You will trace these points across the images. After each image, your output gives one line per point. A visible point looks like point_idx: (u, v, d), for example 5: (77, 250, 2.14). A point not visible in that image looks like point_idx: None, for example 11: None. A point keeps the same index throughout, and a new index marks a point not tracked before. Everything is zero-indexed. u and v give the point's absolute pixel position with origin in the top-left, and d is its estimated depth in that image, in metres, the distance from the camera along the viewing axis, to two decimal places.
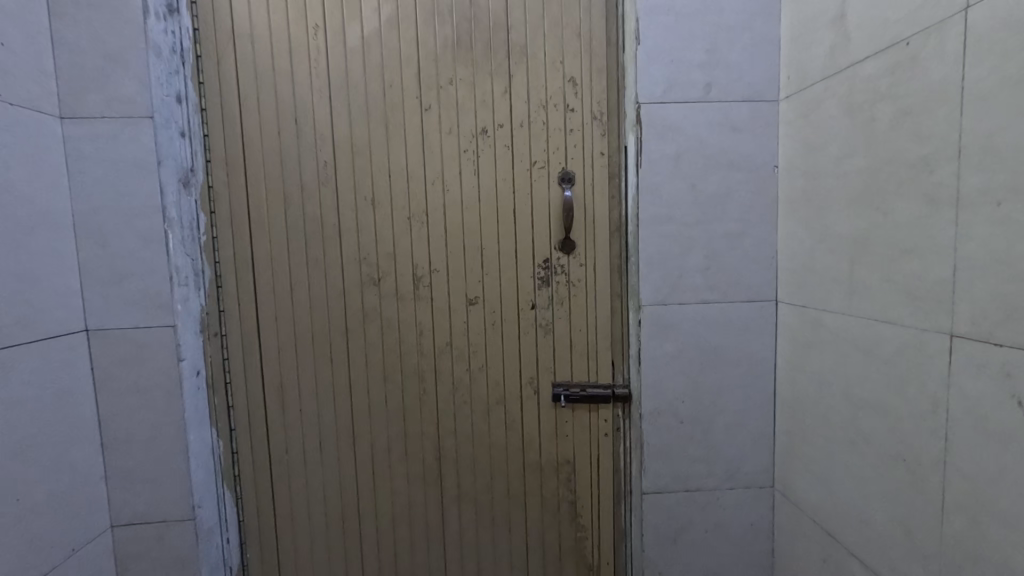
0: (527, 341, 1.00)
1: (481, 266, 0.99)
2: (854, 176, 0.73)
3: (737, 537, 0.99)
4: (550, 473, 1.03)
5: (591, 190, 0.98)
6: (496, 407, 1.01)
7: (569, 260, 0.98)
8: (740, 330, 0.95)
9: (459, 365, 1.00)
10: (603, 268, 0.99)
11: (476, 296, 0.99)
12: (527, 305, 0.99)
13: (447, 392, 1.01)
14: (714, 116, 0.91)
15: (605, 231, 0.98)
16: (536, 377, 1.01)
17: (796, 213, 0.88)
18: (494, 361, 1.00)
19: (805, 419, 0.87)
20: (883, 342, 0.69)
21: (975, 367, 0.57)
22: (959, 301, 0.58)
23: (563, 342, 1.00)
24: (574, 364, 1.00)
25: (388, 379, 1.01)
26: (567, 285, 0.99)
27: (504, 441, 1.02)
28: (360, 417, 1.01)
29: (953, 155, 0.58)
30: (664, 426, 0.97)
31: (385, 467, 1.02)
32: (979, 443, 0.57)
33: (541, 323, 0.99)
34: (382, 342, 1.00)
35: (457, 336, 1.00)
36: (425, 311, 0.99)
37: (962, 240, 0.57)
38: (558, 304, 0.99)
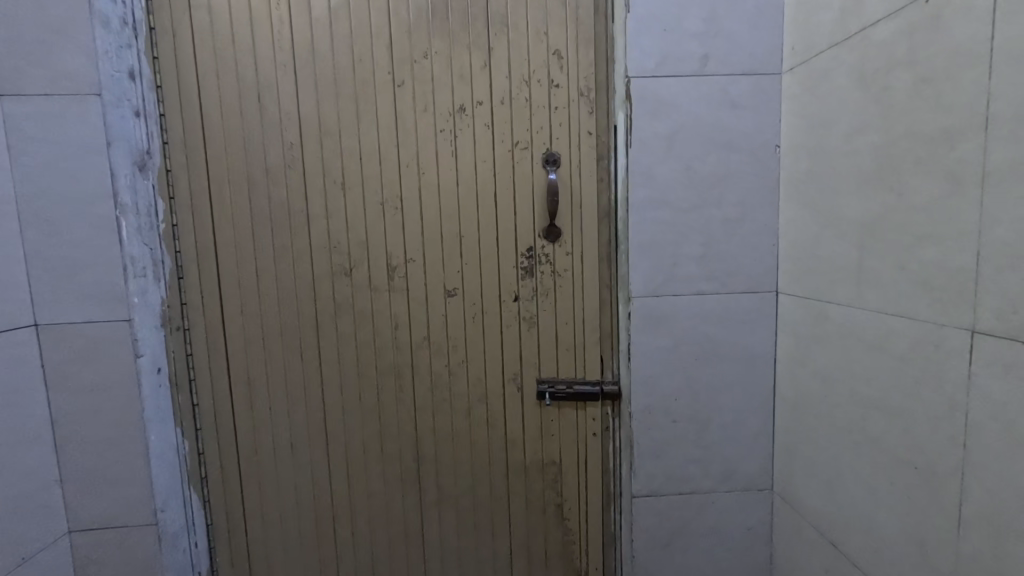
0: (509, 335, 0.94)
1: (460, 255, 0.92)
2: (865, 153, 0.66)
3: (733, 542, 0.93)
4: (536, 474, 0.97)
5: (578, 173, 0.90)
6: (477, 405, 0.95)
7: (555, 248, 0.91)
8: (738, 323, 0.89)
9: (438, 360, 0.94)
10: (591, 256, 0.92)
11: (455, 288, 0.93)
12: (510, 297, 0.93)
13: (425, 390, 0.95)
14: (711, 91, 0.84)
15: (593, 216, 0.91)
16: (520, 373, 0.94)
17: (800, 196, 0.80)
18: (475, 356, 0.94)
19: (807, 419, 0.81)
20: (895, 338, 0.62)
21: (1001, 367, 0.50)
22: (983, 292, 0.51)
23: (549, 336, 0.94)
24: (561, 359, 0.94)
25: (363, 376, 0.95)
26: (553, 275, 0.92)
27: (486, 441, 0.96)
28: (334, 416, 0.95)
29: (980, 126, 0.51)
30: (656, 425, 0.91)
31: (361, 467, 0.97)
32: (1003, 453, 0.50)
33: (525, 316, 0.93)
34: (355, 337, 0.94)
35: (435, 329, 0.94)
36: (401, 303, 0.93)
37: (988, 222, 0.50)
38: (542, 296, 0.92)
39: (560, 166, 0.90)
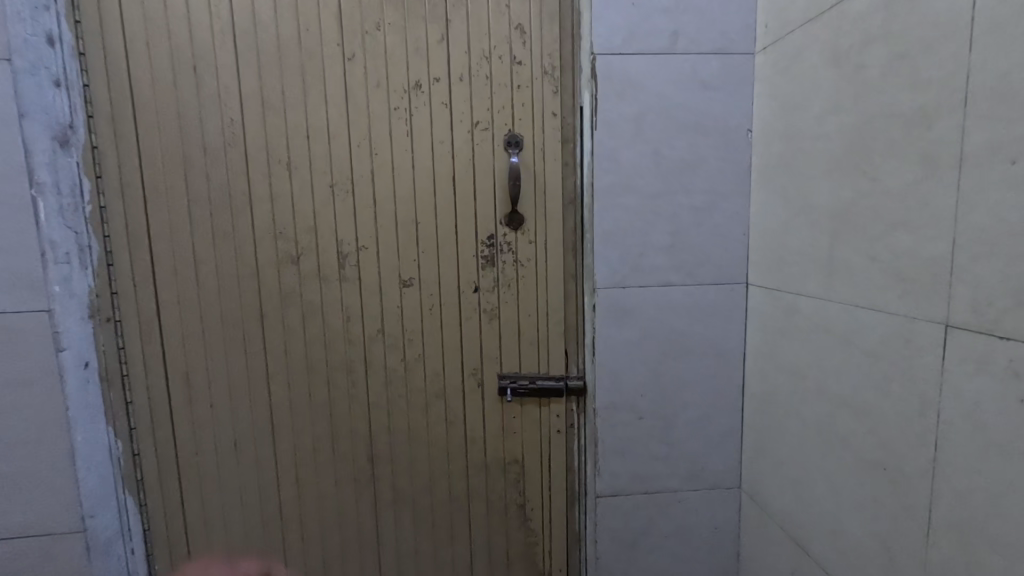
0: (469, 328, 0.88)
1: (416, 242, 0.86)
2: (837, 136, 0.62)
3: (700, 541, 0.90)
4: (497, 473, 0.92)
5: (541, 156, 0.85)
6: (435, 402, 0.90)
7: (518, 236, 0.86)
8: (707, 316, 0.85)
9: (392, 355, 0.88)
10: (556, 245, 0.87)
11: (411, 277, 0.87)
12: (470, 287, 0.87)
13: (380, 386, 0.89)
14: (680, 71, 0.79)
15: (558, 203, 0.86)
16: (480, 368, 0.89)
17: (771, 183, 0.77)
18: (433, 350, 0.89)
19: (776, 416, 0.78)
20: (865, 331, 0.59)
21: (975, 364, 0.47)
22: (958, 283, 0.48)
23: (511, 329, 0.88)
24: (523, 353, 0.89)
25: (313, 371, 0.88)
26: (515, 265, 0.87)
27: (445, 439, 0.91)
28: (281, 413, 0.89)
29: (958, 104, 0.47)
30: (621, 422, 0.87)
31: (311, 468, 0.91)
32: (975, 454, 0.47)
33: (486, 308, 0.88)
34: (303, 329, 0.88)
35: (390, 322, 0.88)
36: (353, 293, 0.87)
37: (965, 208, 0.47)
38: (504, 287, 0.87)
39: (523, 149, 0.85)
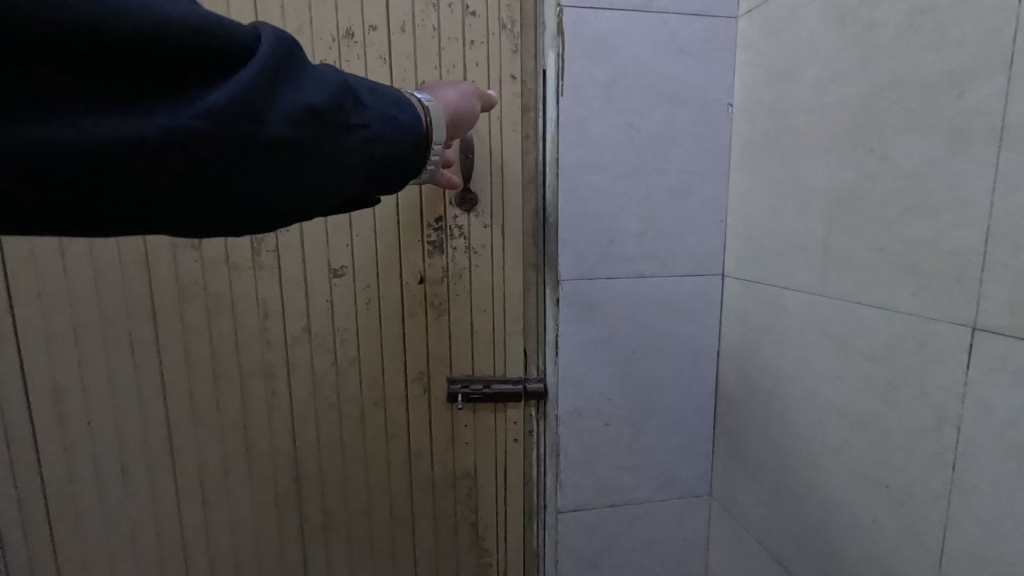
0: (413, 325, 0.75)
1: (349, 225, 0.71)
2: (838, 108, 0.54)
3: (668, 554, 0.84)
4: (445, 490, 0.79)
5: (499, 127, 0.71)
6: (373, 411, 0.76)
7: (471, 219, 0.73)
8: (680, 311, 0.77)
9: (321, 358, 0.74)
10: (514, 230, 0.74)
11: (343, 266, 0.72)
12: (414, 278, 0.74)
13: (305, 394, 0.74)
14: (658, 32, 0.69)
15: (517, 180, 0.73)
16: (426, 371, 0.76)
17: (754, 162, 0.69)
18: (371, 351, 0.75)
19: (754, 420, 0.71)
20: (868, 332, 0.52)
21: (1010, 375, 0.40)
22: (989, 280, 0.41)
23: (464, 327, 0.76)
24: (477, 354, 0.77)
25: (221, 379, 0.72)
26: (468, 252, 0.74)
27: (386, 454, 0.77)
28: (182, 430, 0.73)
29: (1002, 67, 0.39)
30: (587, 429, 0.78)
31: (221, 495, 0.75)
32: (1005, 480, 0.40)
33: (433, 302, 0.74)
34: (208, 329, 0.71)
35: (318, 318, 0.73)
36: (271, 285, 0.71)
37: (1004, 191, 0.40)
38: (455, 277, 0.74)
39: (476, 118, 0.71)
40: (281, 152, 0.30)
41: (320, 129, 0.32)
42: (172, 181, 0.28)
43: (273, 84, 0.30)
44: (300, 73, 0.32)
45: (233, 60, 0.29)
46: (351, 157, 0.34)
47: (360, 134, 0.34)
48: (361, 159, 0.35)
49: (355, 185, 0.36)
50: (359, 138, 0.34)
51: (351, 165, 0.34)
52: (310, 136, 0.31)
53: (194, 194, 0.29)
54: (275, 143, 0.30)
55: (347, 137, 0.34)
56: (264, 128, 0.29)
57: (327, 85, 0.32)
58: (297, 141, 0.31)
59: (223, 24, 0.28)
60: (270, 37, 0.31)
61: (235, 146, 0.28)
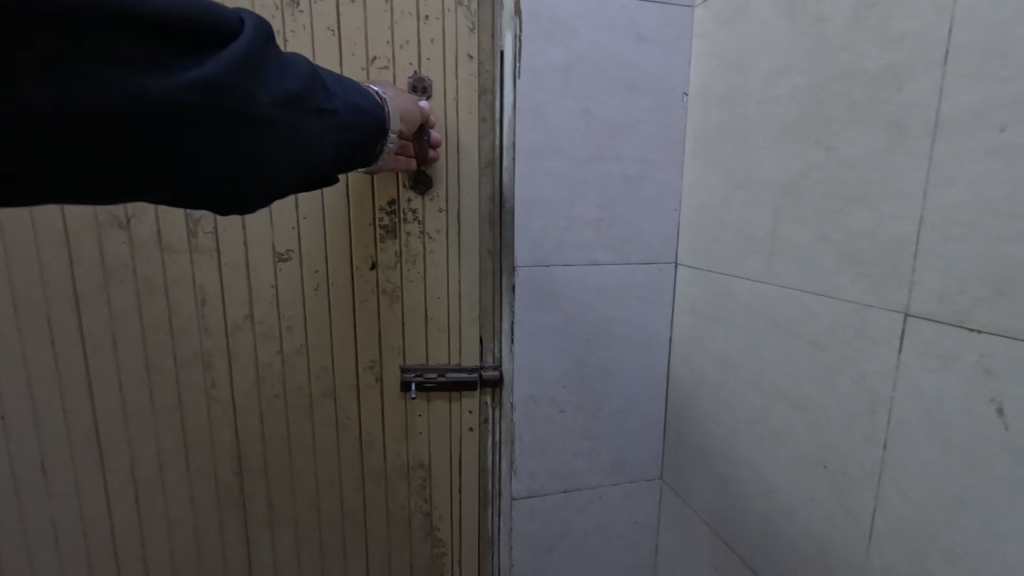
0: (365, 312, 0.72)
1: (295, 206, 0.67)
2: (787, 99, 0.55)
3: (619, 537, 0.85)
4: (399, 480, 0.77)
5: (453, 108, 0.69)
6: (322, 402, 0.73)
7: (425, 202, 0.71)
8: (634, 298, 0.77)
9: (266, 347, 0.70)
10: (470, 214, 0.72)
11: (289, 250, 0.68)
12: (365, 263, 0.71)
13: (249, 385, 0.71)
14: (616, 17, 0.69)
15: (472, 163, 0.71)
16: (378, 360, 0.74)
17: (707, 152, 0.70)
18: (320, 339, 0.72)
19: (703, 404, 0.73)
20: (811, 319, 0.54)
21: (938, 358, 0.42)
22: (921, 268, 0.43)
23: (417, 314, 0.74)
24: (432, 343, 0.75)
25: (154, 369, 0.68)
26: (422, 237, 0.72)
27: (336, 446, 0.75)
28: (110, 423, 0.67)
29: (938, 61, 0.41)
30: (541, 416, 0.77)
31: (155, 492, 0.70)
32: (932, 458, 0.42)
33: (386, 288, 0.72)
34: (139, 315, 0.66)
35: (262, 304, 0.69)
36: (209, 269, 0.67)
37: (937, 184, 0.41)
38: (408, 263, 0.72)
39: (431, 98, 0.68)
40: (263, 125, 0.34)
41: (297, 110, 0.36)
42: (164, 149, 0.30)
43: (258, 66, 0.34)
44: (279, 59, 0.36)
45: (219, 43, 0.32)
46: (325, 138, 0.38)
47: (334, 119, 0.39)
48: (333, 141, 0.39)
49: (326, 164, 0.39)
50: (327, 122, 0.38)
51: (325, 146, 0.38)
52: (289, 115, 0.35)
53: (181, 158, 0.31)
54: (255, 116, 0.33)
55: (323, 119, 0.38)
56: (250, 105, 0.33)
57: (302, 73, 0.37)
58: (275, 116, 0.34)
59: (213, 11, 0.31)
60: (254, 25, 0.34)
61: (223, 119, 0.32)
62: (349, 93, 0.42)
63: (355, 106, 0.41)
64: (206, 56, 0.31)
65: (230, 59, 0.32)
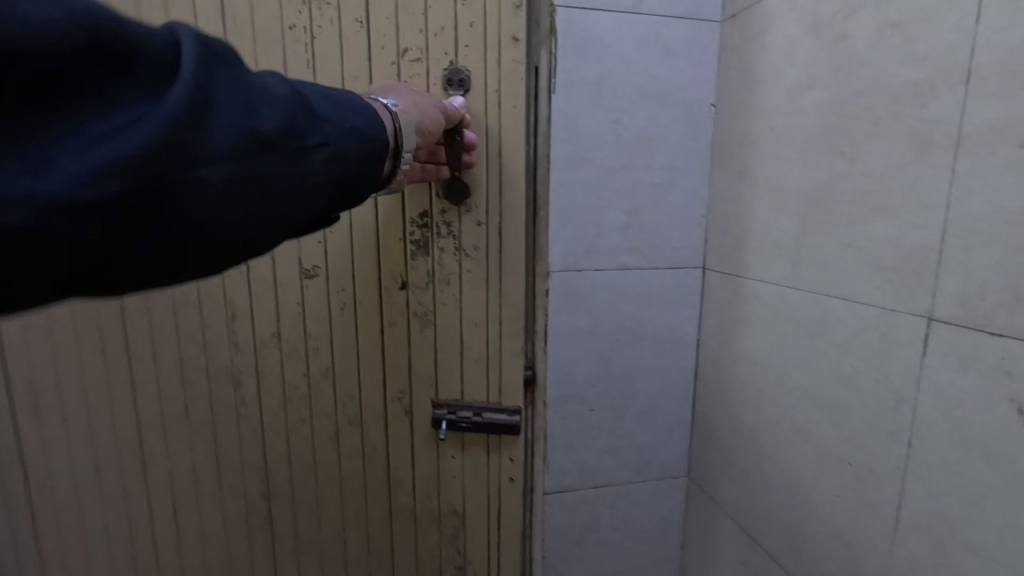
0: (393, 338, 0.58)
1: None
2: (812, 112, 0.58)
3: (646, 532, 0.88)
4: (430, 527, 0.62)
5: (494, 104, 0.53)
6: (347, 434, 0.59)
7: (460, 215, 0.55)
8: (662, 301, 0.80)
9: (291, 369, 0.58)
10: (515, 225, 0.55)
11: (314, 264, 0.56)
12: (394, 281, 0.56)
13: (275, 408, 0.59)
14: (645, 33, 0.72)
15: (516, 162, 0.54)
16: (408, 390, 0.59)
17: (734, 161, 0.72)
18: (345, 366, 0.58)
19: (730, 404, 0.75)
20: (836, 323, 0.56)
21: (958, 359, 0.44)
22: (944, 274, 0.45)
23: (453, 343, 0.58)
24: (467, 376, 0.59)
25: (189, 382, 0.58)
26: (457, 254, 0.56)
27: (363, 486, 0.60)
28: (125, 445, 0.59)
29: (959, 80, 0.43)
30: (572, 414, 0.80)
31: (170, 525, 0.61)
32: (954, 454, 0.45)
33: (416, 311, 0.57)
34: (175, 324, 0.57)
35: (287, 323, 0.57)
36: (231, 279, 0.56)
37: (958, 195, 0.44)
38: (441, 282, 0.56)
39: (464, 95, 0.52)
40: (219, 190, 0.23)
41: (270, 157, 0.25)
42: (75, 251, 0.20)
43: (203, 104, 0.23)
44: (237, 84, 0.24)
45: (138, 81, 0.22)
46: (315, 185, 0.27)
47: (324, 155, 0.27)
48: (325, 184, 0.28)
49: (315, 210, 0.28)
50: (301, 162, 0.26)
51: (314, 196, 0.27)
52: (256, 167, 0.24)
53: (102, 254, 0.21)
54: (215, 181, 0.23)
55: (311, 160, 0.27)
56: (195, 166, 0.22)
57: (273, 96, 0.25)
58: (240, 176, 0.24)
59: (118, 34, 0.21)
60: (188, 40, 0.24)
61: (157, 197, 0.21)
62: (348, 107, 0.30)
63: (341, 122, 0.29)
64: (119, 104, 0.21)
65: (158, 110, 0.21)
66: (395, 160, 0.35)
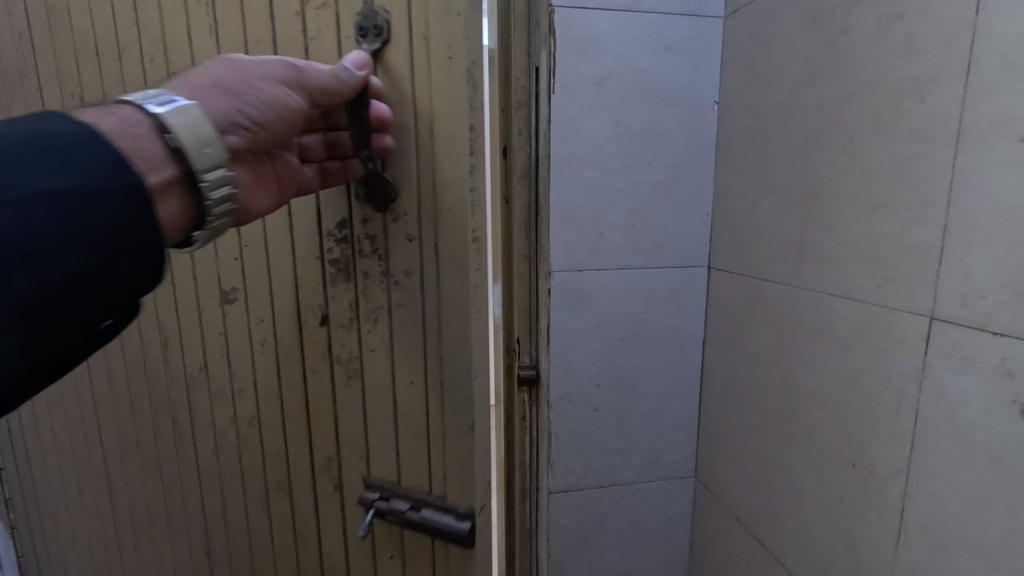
0: (316, 388, 0.46)
1: (236, 229, 0.45)
2: (813, 109, 0.57)
3: (652, 533, 0.88)
4: None
5: (423, 73, 0.37)
6: (277, 495, 0.50)
7: (385, 228, 0.41)
8: (666, 301, 0.80)
9: (223, 413, 0.51)
10: (455, 247, 0.39)
11: (234, 288, 0.47)
12: (314, 315, 0.44)
13: (211, 453, 0.52)
14: (645, 32, 0.71)
15: (456, 165, 0.38)
16: (337, 459, 0.47)
17: (737, 158, 0.72)
18: (272, 415, 0.48)
19: (735, 404, 0.74)
20: (839, 322, 0.55)
21: (959, 359, 0.43)
22: (945, 272, 0.44)
23: (380, 404, 0.44)
24: (404, 453, 0.44)
25: (147, 410, 0.55)
26: (384, 284, 0.42)
27: (293, 557, 0.50)
28: (110, 459, 0.59)
29: (959, 74, 0.42)
30: (576, 414, 0.80)
31: (144, 548, 0.60)
32: (956, 456, 0.44)
33: (339, 356, 0.44)
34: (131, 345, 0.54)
35: (215, 357, 0.49)
36: (169, 303, 0.51)
37: (958, 192, 0.43)
38: (367, 320, 0.43)
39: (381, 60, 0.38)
40: None
41: None
42: None
43: None
44: None
45: None
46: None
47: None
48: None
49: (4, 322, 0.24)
50: None
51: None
52: None
53: None
54: None
55: None
56: None
57: None
58: None
59: None
60: None
61: None
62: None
63: None
64: None
65: None
66: (200, 197, 0.31)
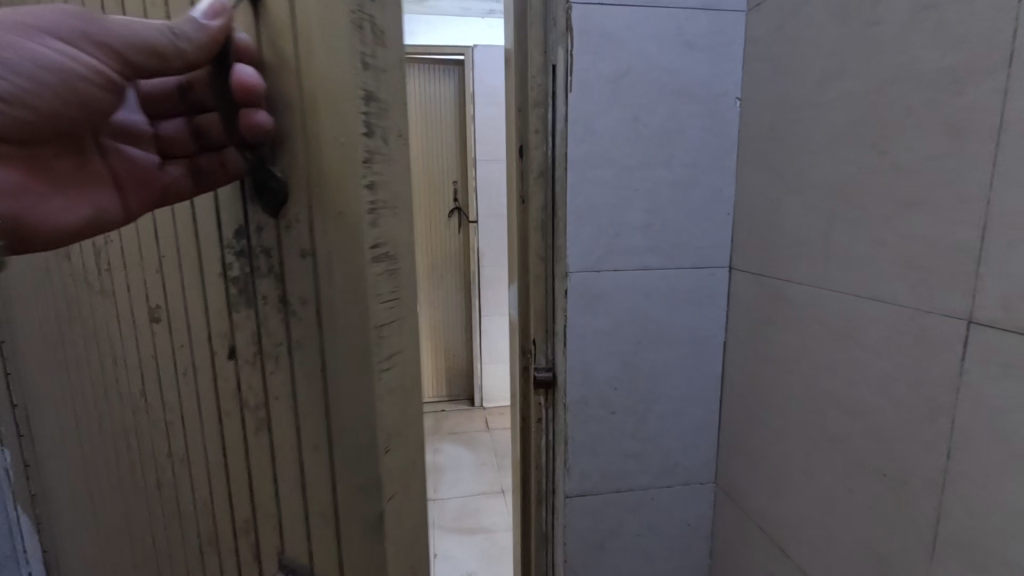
0: (230, 435, 0.41)
1: (154, 236, 0.42)
2: (840, 103, 0.55)
3: (671, 539, 0.86)
4: None
5: (304, 30, 0.31)
6: (206, 545, 0.46)
7: (282, 240, 0.34)
8: (685, 302, 0.78)
9: (158, 443, 0.48)
10: (353, 275, 0.32)
11: (157, 308, 0.43)
12: (223, 348, 0.39)
13: (153, 486, 0.50)
14: (664, 27, 0.70)
15: (344, 158, 0.31)
16: (254, 521, 0.42)
17: (759, 155, 0.69)
18: (197, 456, 0.44)
19: (757, 409, 0.72)
20: (869, 325, 0.53)
21: (1000, 366, 0.41)
22: (986, 273, 0.42)
23: (288, 462, 0.38)
24: (311, 524, 0.38)
25: (105, 429, 0.54)
26: (285, 316, 0.36)
27: None
28: (88, 471, 0.59)
29: (1002, 63, 0.40)
30: (592, 417, 0.79)
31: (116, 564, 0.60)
32: (997, 468, 0.42)
33: (247, 400, 0.39)
34: (89, 360, 0.53)
35: (149, 383, 0.46)
36: (109, 320, 0.48)
37: (1000, 188, 0.40)
38: (271, 360, 0.37)
39: (262, 9, 0.32)
40: None
41: None
42: None
43: None
44: None
45: None
46: None
47: None
48: None
49: None
50: None
51: None
52: None
53: None
54: None
55: None
56: None
57: None
58: None
59: None
60: None
61: None
62: None
63: None
64: None
65: None
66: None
